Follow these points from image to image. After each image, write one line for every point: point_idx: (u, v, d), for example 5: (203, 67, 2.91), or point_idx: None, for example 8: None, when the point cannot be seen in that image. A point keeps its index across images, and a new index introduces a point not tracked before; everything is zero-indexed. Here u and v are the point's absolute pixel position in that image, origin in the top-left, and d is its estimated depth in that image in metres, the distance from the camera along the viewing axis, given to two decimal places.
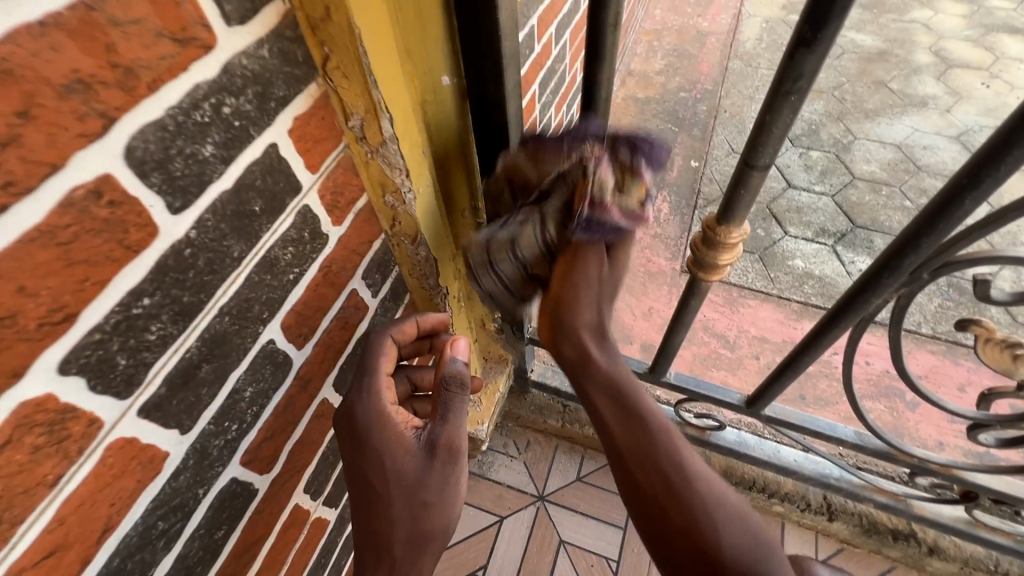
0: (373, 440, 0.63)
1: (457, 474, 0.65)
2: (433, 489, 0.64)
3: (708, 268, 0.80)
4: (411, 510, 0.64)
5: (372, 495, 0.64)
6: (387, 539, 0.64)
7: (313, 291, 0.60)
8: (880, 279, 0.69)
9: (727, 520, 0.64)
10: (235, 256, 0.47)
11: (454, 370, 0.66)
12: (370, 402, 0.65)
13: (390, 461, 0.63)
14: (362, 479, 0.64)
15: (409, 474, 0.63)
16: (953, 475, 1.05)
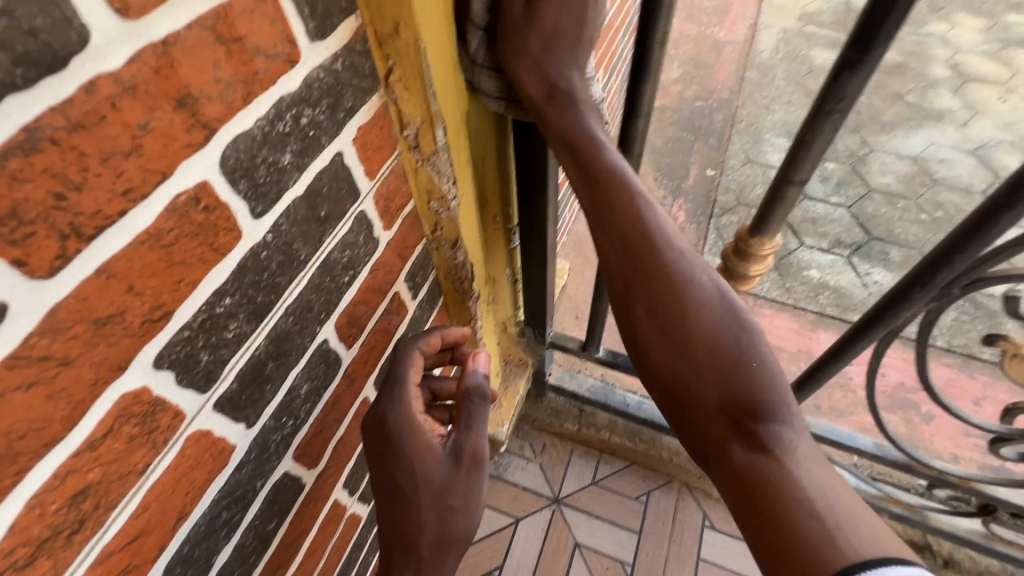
0: (403, 449, 0.65)
1: (479, 480, 0.67)
2: (457, 494, 0.67)
3: (737, 278, 0.82)
4: (438, 512, 0.67)
5: (399, 500, 0.66)
6: (415, 540, 0.67)
7: (362, 293, 0.62)
8: (911, 293, 0.71)
9: (829, 496, 0.49)
10: (302, 259, 0.49)
11: (478, 383, 0.66)
12: (400, 411, 0.65)
13: (419, 468, 0.65)
14: (391, 484, 0.66)
15: (437, 479, 0.66)
16: (972, 488, 1.06)
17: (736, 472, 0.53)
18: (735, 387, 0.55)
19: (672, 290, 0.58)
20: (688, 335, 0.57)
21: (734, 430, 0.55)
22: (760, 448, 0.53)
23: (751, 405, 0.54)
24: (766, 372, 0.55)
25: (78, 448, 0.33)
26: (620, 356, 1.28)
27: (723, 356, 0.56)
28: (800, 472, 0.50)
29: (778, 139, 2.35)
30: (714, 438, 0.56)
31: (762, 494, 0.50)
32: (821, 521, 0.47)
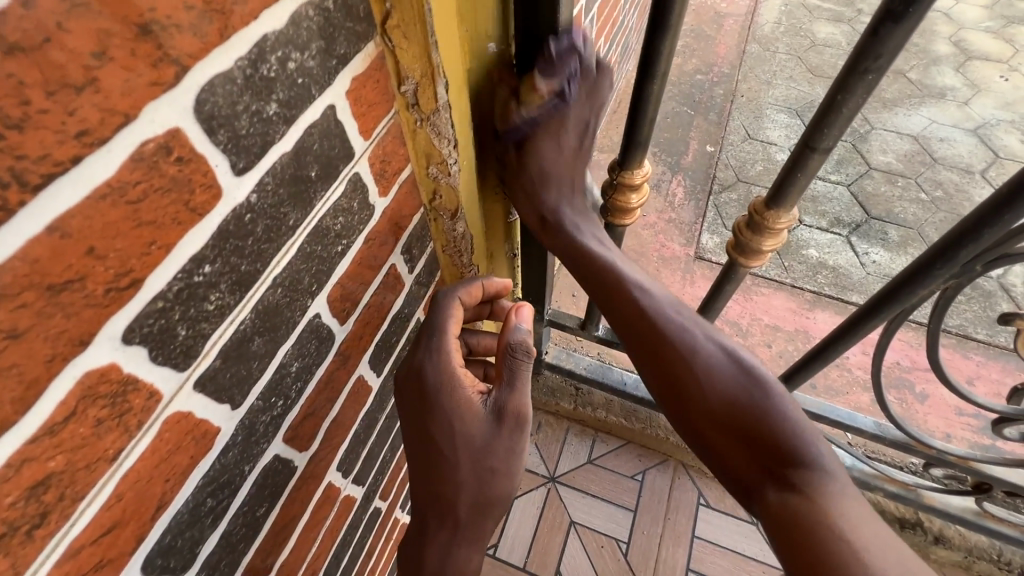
0: (441, 402, 0.62)
1: (521, 441, 0.64)
2: (498, 456, 0.63)
3: (749, 254, 0.79)
4: (476, 475, 0.64)
5: (438, 459, 0.63)
6: (451, 501, 0.65)
7: (357, 264, 0.57)
8: (932, 269, 0.68)
9: (859, 523, 0.56)
10: (290, 225, 0.44)
11: (520, 337, 0.62)
12: (439, 364, 0.62)
13: (458, 427, 0.62)
14: (427, 443, 0.63)
15: (476, 438, 0.62)
16: (970, 467, 1.06)
17: (777, 518, 0.59)
18: (759, 424, 0.62)
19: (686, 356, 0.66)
20: (705, 393, 0.65)
21: (768, 474, 0.62)
22: (794, 490, 0.59)
23: (781, 450, 0.61)
24: (797, 426, 0.62)
25: (36, 433, 0.29)
26: None
27: (769, 423, 0.62)
28: (833, 507, 0.57)
29: (779, 115, 2.31)
30: (751, 481, 0.63)
31: (804, 539, 0.57)
32: (862, 557, 0.53)
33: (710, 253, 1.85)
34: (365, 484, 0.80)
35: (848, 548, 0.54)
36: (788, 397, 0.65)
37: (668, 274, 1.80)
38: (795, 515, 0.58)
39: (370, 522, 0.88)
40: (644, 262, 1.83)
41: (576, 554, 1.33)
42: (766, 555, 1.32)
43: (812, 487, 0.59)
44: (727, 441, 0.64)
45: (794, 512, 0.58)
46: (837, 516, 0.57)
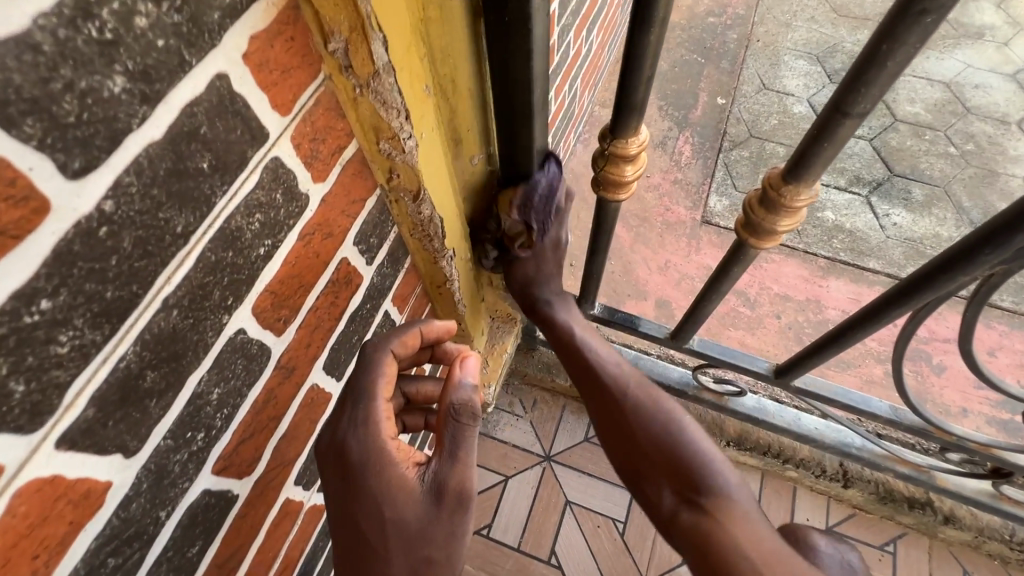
0: (373, 483, 0.58)
1: (463, 523, 0.61)
2: (436, 542, 0.60)
3: (763, 235, 0.69)
4: (412, 566, 0.60)
5: (369, 548, 0.59)
6: None
7: (292, 265, 0.48)
8: (978, 254, 0.58)
9: (755, 547, 0.69)
10: (180, 232, 0.35)
11: (464, 398, 0.63)
12: (365, 438, 0.59)
13: (392, 510, 0.59)
14: (355, 530, 0.59)
15: (411, 523, 0.59)
16: (991, 454, 0.99)
17: (692, 538, 0.73)
18: (671, 455, 0.78)
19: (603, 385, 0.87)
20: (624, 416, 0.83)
21: (682, 500, 0.76)
22: (702, 513, 0.74)
23: (690, 480, 0.76)
24: (706, 459, 0.77)
25: None
26: (618, 312, 1.15)
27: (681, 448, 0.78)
28: (734, 525, 0.71)
29: (798, 62, 2.11)
30: (667, 513, 0.77)
31: (713, 556, 0.70)
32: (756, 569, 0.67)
33: (717, 217, 1.73)
34: None
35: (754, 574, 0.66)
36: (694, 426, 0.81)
37: (673, 241, 1.69)
38: (703, 533, 0.72)
39: None
40: (647, 228, 1.72)
41: (571, 534, 1.30)
42: None
43: (723, 511, 0.72)
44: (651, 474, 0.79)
45: (705, 534, 0.72)
46: (745, 541, 0.69)
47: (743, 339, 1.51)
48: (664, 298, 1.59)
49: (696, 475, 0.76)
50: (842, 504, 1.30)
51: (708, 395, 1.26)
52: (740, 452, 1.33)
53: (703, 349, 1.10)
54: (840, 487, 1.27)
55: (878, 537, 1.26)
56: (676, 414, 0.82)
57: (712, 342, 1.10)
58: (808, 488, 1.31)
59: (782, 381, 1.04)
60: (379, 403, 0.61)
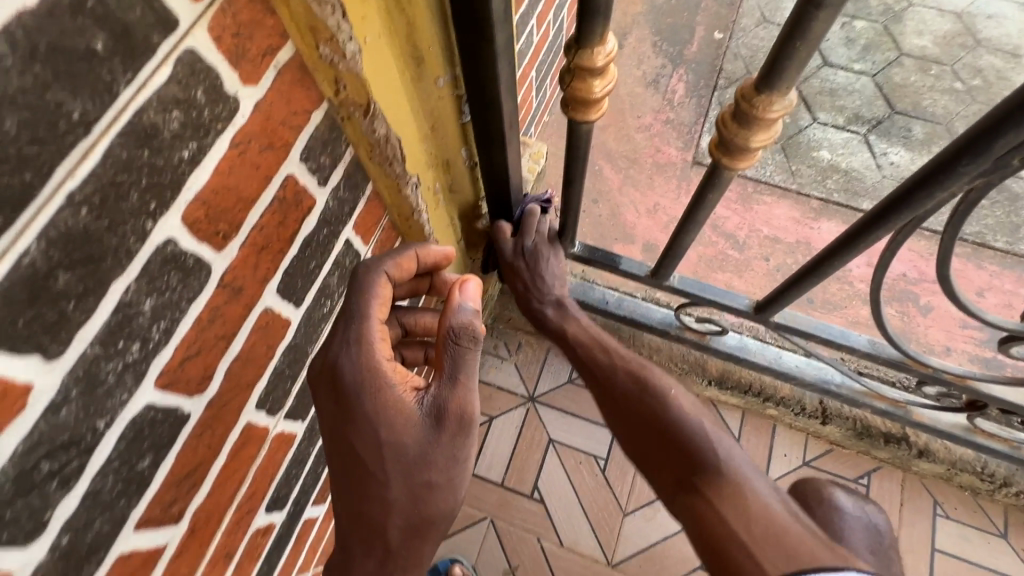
0: (368, 405, 0.59)
1: (464, 449, 0.62)
2: (437, 466, 0.61)
3: (737, 153, 0.66)
4: (411, 489, 0.61)
5: (366, 469, 0.61)
6: (382, 522, 0.62)
7: (226, 175, 0.46)
8: (955, 165, 0.55)
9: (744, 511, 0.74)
10: (78, 121, 0.33)
11: (463, 322, 0.61)
12: (358, 361, 0.59)
13: (390, 435, 0.60)
14: (352, 453, 0.61)
15: (409, 449, 0.60)
16: (966, 386, 0.99)
17: (686, 508, 0.79)
18: (668, 429, 0.86)
19: (616, 387, 0.97)
20: (626, 400, 0.94)
21: (680, 476, 0.82)
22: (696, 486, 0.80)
23: (687, 453, 0.82)
24: (697, 431, 0.84)
25: None
26: (598, 251, 1.12)
27: (672, 416, 0.87)
28: (718, 495, 0.77)
29: None
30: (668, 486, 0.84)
31: (699, 524, 0.76)
32: (732, 530, 0.73)
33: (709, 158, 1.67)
34: (303, 420, 0.74)
35: (735, 541, 0.72)
36: (695, 407, 0.88)
37: (662, 183, 1.65)
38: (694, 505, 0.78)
39: (322, 454, 0.85)
40: (636, 170, 1.67)
41: (554, 471, 1.33)
42: None
43: (712, 483, 0.78)
44: (656, 451, 0.87)
45: (695, 502, 0.78)
46: (728, 507, 0.75)
47: (730, 281, 1.50)
48: (651, 242, 1.57)
49: (686, 447, 0.83)
50: (820, 440, 1.32)
51: (690, 335, 1.26)
52: (722, 391, 1.34)
53: (684, 287, 1.08)
54: (819, 424, 1.29)
55: (854, 472, 1.29)
56: (672, 398, 0.89)
57: (693, 279, 1.09)
58: (787, 425, 1.33)
59: (761, 317, 1.03)
60: (372, 320, 0.61)
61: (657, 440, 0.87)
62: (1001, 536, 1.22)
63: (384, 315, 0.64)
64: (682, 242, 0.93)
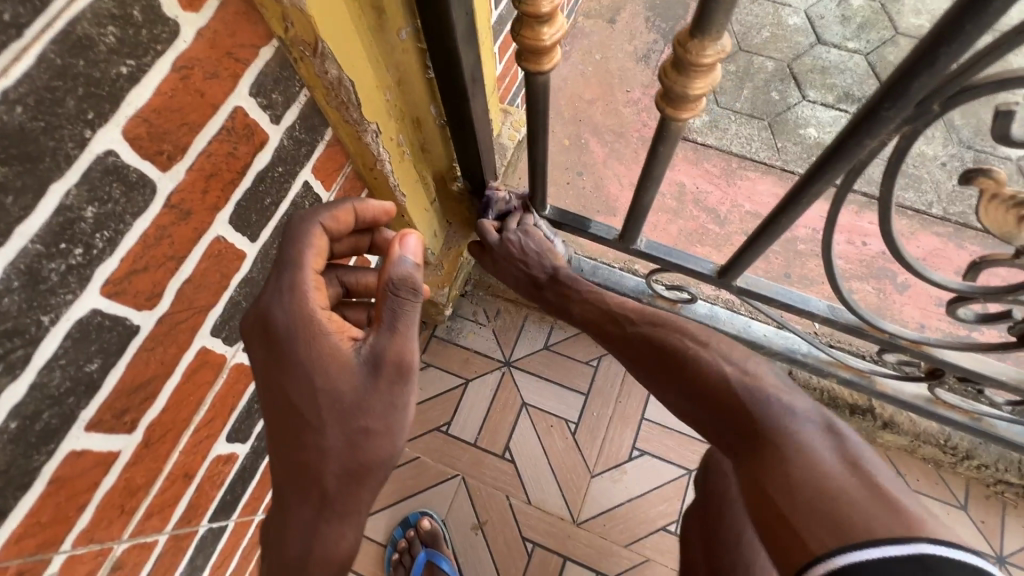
0: (301, 351, 0.61)
1: (401, 397, 0.63)
2: (373, 412, 0.62)
3: (680, 103, 0.68)
4: (347, 436, 0.62)
5: (302, 418, 0.62)
6: (317, 470, 0.62)
7: (168, 98, 0.49)
8: (879, 111, 0.56)
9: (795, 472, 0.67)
10: (10, 24, 0.36)
11: (402, 273, 0.63)
12: (291, 309, 0.62)
13: (324, 382, 0.61)
14: (286, 400, 0.62)
15: (344, 394, 0.62)
16: (922, 352, 1.00)
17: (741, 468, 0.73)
18: (709, 389, 0.80)
19: (644, 348, 0.91)
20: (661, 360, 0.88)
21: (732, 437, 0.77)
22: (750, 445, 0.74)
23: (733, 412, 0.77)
24: (738, 388, 0.78)
25: None
26: (568, 215, 1.14)
27: (710, 374, 0.81)
28: (773, 454, 0.70)
29: None
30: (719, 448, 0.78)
31: (755, 486, 0.70)
32: (785, 489, 0.66)
33: (695, 133, 1.68)
34: None
35: (791, 503, 0.65)
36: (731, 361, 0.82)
37: None
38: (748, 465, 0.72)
39: None
40: (622, 144, 1.68)
41: (525, 432, 1.37)
42: None
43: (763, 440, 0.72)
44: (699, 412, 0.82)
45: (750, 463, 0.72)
46: (782, 467, 0.68)
47: (709, 255, 1.52)
48: None
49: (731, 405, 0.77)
50: None
51: (661, 302, 1.28)
52: None
53: (651, 251, 1.10)
54: None
55: None
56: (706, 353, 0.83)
57: (661, 244, 1.10)
58: None
59: (724, 281, 1.05)
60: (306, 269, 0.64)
61: (699, 402, 0.81)
62: (961, 508, 1.24)
63: (319, 267, 0.66)
64: (643, 202, 0.95)
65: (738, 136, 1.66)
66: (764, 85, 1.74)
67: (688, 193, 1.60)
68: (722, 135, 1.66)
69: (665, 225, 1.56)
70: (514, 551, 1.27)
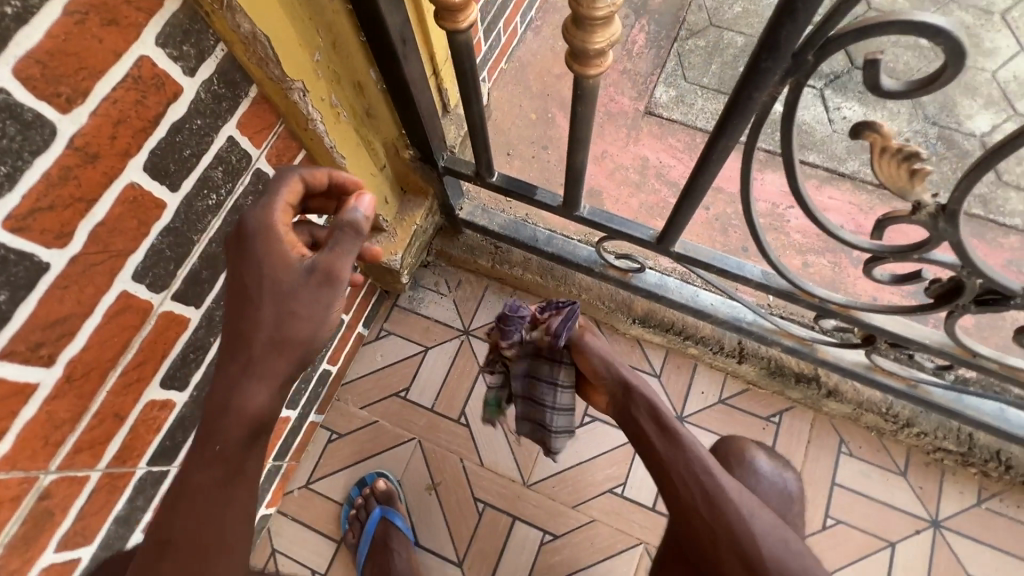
0: (257, 246, 0.67)
1: (333, 297, 0.69)
2: (304, 302, 0.67)
3: (586, 59, 0.69)
4: (277, 316, 0.67)
5: (243, 294, 0.67)
6: (248, 337, 0.66)
7: (61, 42, 0.52)
8: (760, 61, 0.58)
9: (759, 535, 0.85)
10: None
11: (352, 217, 0.68)
12: (260, 214, 0.68)
13: (269, 269, 0.67)
14: (235, 278, 0.67)
15: (285, 283, 0.67)
16: (852, 317, 1.02)
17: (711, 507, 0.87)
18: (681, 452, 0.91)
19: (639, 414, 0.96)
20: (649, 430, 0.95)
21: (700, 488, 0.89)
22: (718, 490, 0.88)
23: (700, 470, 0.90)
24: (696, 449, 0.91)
25: None
26: (515, 182, 1.16)
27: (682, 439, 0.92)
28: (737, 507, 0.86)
29: None
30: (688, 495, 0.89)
31: None
32: None
33: (661, 108, 1.68)
34: (198, 307, 0.81)
35: None
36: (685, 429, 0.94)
37: (612, 132, 1.66)
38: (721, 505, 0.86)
39: None
40: None
41: (481, 398, 1.40)
42: (663, 404, 1.36)
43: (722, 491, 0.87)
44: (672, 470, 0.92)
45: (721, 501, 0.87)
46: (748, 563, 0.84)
47: None
48: (595, 188, 1.60)
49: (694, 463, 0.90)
50: (737, 380, 1.37)
51: (612, 272, 1.30)
52: (646, 329, 1.39)
53: (594, 218, 1.12)
54: (735, 363, 1.34)
55: (766, 410, 1.34)
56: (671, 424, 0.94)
57: (604, 211, 1.12)
58: (707, 365, 1.38)
59: (663, 247, 1.07)
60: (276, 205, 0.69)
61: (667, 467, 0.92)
62: (900, 474, 1.26)
63: (292, 203, 0.72)
64: (577, 166, 0.97)
65: (704, 110, 1.67)
66: (733, 60, 1.74)
67: (651, 167, 1.61)
68: (687, 110, 1.67)
69: (627, 199, 1.58)
70: (466, 511, 1.32)
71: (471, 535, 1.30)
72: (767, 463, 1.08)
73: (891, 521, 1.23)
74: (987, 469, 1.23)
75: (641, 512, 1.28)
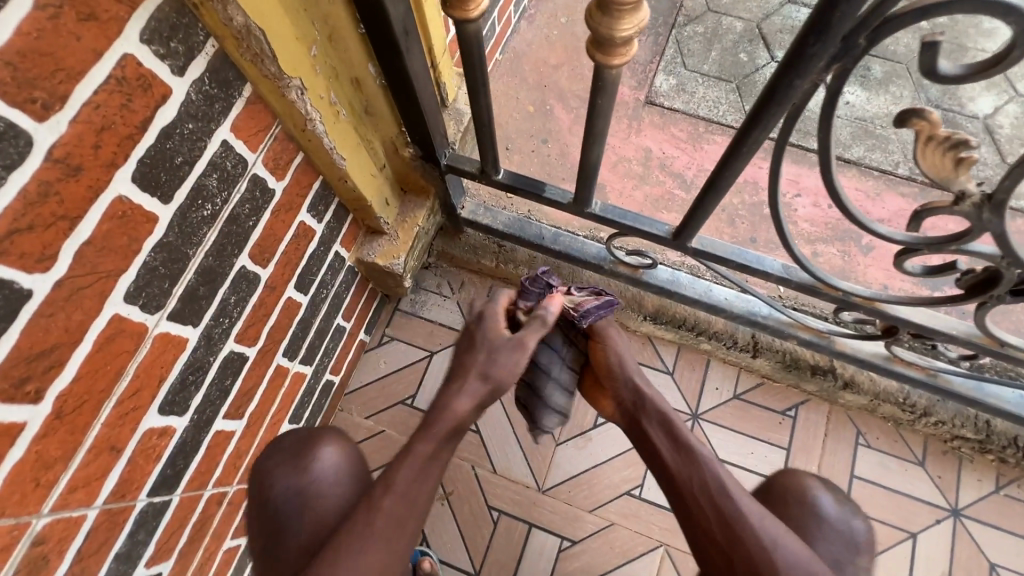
0: (484, 323, 0.91)
1: (523, 358, 0.87)
2: (504, 353, 0.87)
3: (610, 47, 0.65)
4: (486, 358, 0.87)
5: (471, 340, 0.90)
6: (466, 367, 0.88)
7: (35, 41, 0.45)
8: (806, 46, 0.54)
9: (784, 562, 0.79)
10: None
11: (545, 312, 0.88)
12: (491, 317, 0.91)
13: (487, 341, 0.89)
14: (466, 339, 0.92)
15: (496, 340, 0.88)
16: (876, 309, 0.99)
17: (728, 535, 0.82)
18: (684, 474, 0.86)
19: (644, 431, 0.92)
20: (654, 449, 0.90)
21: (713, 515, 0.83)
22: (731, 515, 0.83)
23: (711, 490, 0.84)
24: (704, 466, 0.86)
25: None
26: (522, 178, 1.11)
27: (686, 457, 0.87)
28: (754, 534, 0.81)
29: None
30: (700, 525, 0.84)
31: None
32: None
33: (662, 97, 1.64)
34: (196, 326, 0.76)
35: None
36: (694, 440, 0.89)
37: (613, 123, 1.62)
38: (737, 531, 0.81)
39: (228, 366, 0.87)
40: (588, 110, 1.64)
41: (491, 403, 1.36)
42: (677, 402, 1.34)
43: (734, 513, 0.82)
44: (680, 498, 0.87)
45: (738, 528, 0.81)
46: None
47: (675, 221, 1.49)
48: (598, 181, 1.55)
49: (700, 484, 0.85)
50: (751, 374, 1.35)
51: (622, 268, 1.27)
52: (658, 326, 1.35)
53: (606, 215, 1.08)
54: (749, 357, 1.31)
55: (782, 404, 1.32)
56: (676, 437, 0.89)
57: (616, 207, 1.08)
58: (720, 360, 1.36)
59: (679, 243, 1.03)
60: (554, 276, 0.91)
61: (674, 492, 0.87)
62: (918, 464, 1.25)
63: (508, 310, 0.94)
64: (591, 163, 0.92)
65: (706, 99, 1.63)
66: (732, 46, 1.70)
67: (654, 158, 1.57)
68: (689, 99, 1.63)
69: (631, 192, 1.53)
70: (481, 520, 1.28)
71: (486, 545, 1.26)
72: (833, 506, 0.94)
73: (911, 511, 1.22)
74: (1005, 455, 1.22)
75: (660, 513, 1.26)
